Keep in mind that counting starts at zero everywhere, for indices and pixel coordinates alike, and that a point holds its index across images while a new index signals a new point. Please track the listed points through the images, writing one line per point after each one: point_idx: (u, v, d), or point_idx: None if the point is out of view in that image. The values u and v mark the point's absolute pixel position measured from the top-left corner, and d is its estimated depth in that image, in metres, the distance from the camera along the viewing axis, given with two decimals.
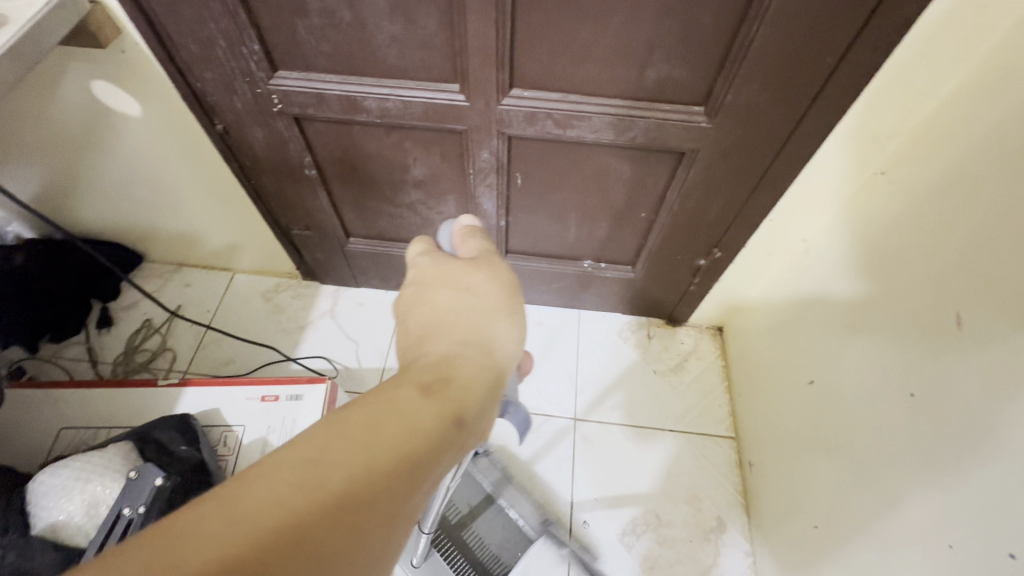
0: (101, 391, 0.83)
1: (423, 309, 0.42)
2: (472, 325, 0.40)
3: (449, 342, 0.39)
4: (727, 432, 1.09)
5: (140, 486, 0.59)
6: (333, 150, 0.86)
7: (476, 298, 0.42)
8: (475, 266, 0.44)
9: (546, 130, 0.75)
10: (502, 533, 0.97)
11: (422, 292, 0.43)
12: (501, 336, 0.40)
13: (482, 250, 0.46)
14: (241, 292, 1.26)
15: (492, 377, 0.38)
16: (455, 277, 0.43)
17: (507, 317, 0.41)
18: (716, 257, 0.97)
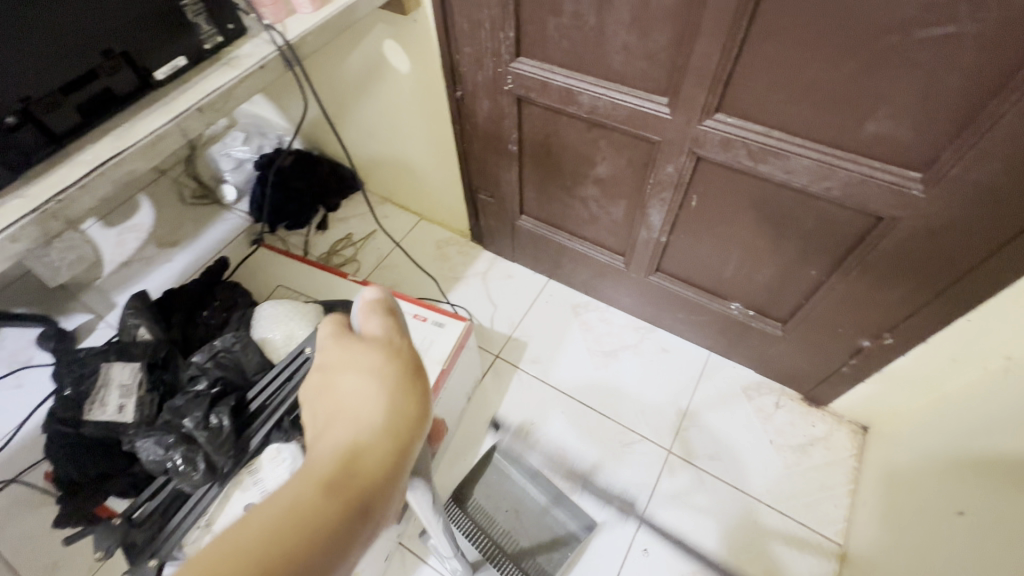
0: (307, 270, 1.07)
1: (325, 401, 0.36)
2: (379, 409, 0.34)
3: (351, 427, 0.34)
4: (835, 536, 0.97)
5: (322, 335, 0.76)
6: (537, 133, 0.98)
7: (380, 376, 0.36)
8: (377, 345, 0.38)
9: (738, 159, 0.77)
10: (545, 532, 0.98)
11: (330, 379, 0.37)
12: (412, 402, 0.35)
13: (392, 328, 0.39)
14: (420, 235, 1.48)
15: (402, 444, 0.34)
16: (363, 355, 0.37)
17: (413, 388, 0.36)
18: (886, 342, 0.88)
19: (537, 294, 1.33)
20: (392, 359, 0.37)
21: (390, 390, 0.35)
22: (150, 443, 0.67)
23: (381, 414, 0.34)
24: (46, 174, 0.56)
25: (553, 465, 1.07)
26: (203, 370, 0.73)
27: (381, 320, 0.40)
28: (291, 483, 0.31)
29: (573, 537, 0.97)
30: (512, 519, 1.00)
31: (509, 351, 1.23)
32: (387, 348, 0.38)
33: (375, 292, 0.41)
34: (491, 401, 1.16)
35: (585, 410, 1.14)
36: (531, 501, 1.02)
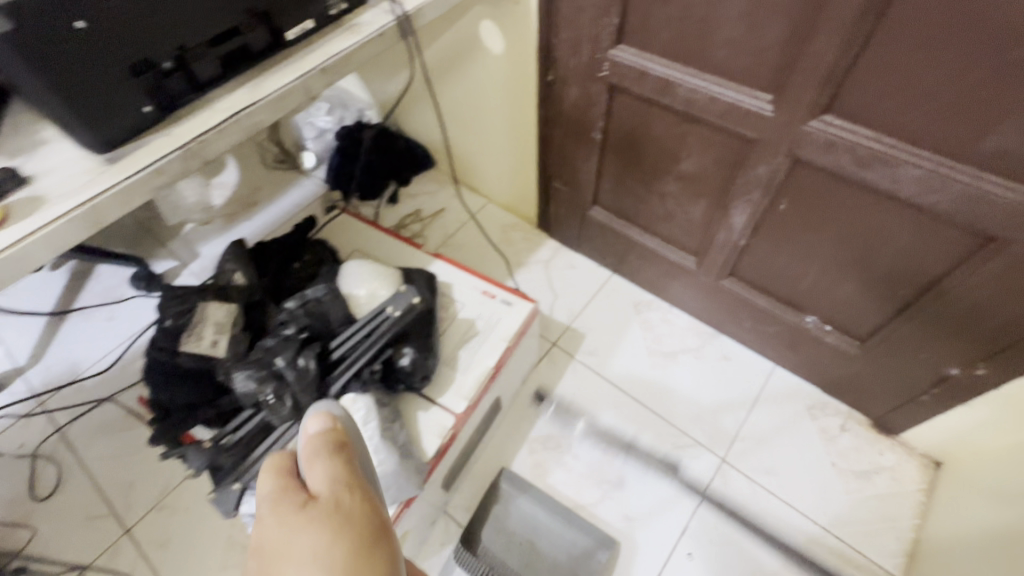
0: (380, 235, 1.09)
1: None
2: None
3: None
4: (893, 569, 0.93)
5: (402, 299, 0.80)
6: (624, 123, 0.98)
7: (332, 557, 0.35)
8: (322, 514, 0.38)
9: (840, 164, 0.74)
10: (571, 567, 0.93)
11: (273, 567, 0.36)
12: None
13: (340, 469, 0.41)
14: (487, 218, 1.50)
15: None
16: (310, 532, 0.37)
17: (370, 559, 0.36)
18: (977, 373, 0.83)
19: (599, 287, 1.33)
20: (342, 531, 0.37)
21: (342, 573, 0.35)
22: (243, 376, 0.71)
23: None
24: (188, 117, 0.61)
25: (602, 457, 1.07)
26: (292, 316, 0.76)
27: (334, 465, 0.41)
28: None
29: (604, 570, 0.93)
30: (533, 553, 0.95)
31: (567, 340, 1.24)
32: (335, 515, 0.38)
33: (322, 426, 0.44)
34: (545, 386, 1.17)
35: (639, 407, 1.13)
36: (551, 535, 0.96)
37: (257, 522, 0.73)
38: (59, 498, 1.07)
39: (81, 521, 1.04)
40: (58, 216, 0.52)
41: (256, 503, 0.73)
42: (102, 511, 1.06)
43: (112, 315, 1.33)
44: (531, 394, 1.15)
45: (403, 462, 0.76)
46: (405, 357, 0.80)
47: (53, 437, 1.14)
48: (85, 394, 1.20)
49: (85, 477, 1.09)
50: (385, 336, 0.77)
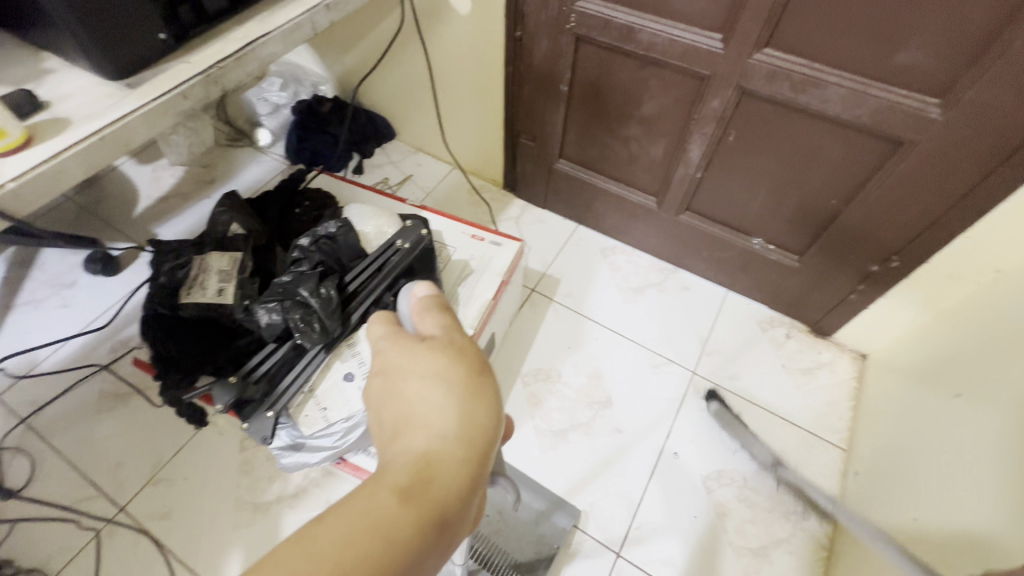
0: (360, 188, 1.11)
1: (396, 405, 0.36)
2: (452, 417, 0.34)
3: (423, 438, 0.33)
4: (840, 442, 1.11)
5: (410, 232, 0.84)
6: (590, 73, 1.08)
7: (448, 381, 0.35)
8: (440, 347, 0.37)
9: (780, 91, 0.88)
10: (534, 528, 0.97)
11: (394, 385, 0.36)
12: (481, 413, 0.35)
13: (449, 325, 0.39)
14: (453, 182, 1.55)
15: (476, 454, 0.33)
16: (424, 363, 0.36)
17: (481, 394, 0.35)
18: (892, 266, 1.00)
19: (567, 237, 1.42)
20: (458, 360, 0.36)
21: (458, 398, 0.35)
22: (267, 308, 0.73)
23: (449, 427, 0.34)
24: (202, 49, 0.63)
25: (590, 383, 1.17)
26: (305, 252, 0.79)
27: (441, 317, 0.39)
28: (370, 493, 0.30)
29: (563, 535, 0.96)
30: (497, 521, 0.97)
31: (544, 285, 1.32)
32: (448, 352, 0.37)
33: (426, 292, 0.41)
34: (530, 328, 1.25)
35: (617, 337, 1.24)
36: (515, 502, 0.99)
37: (289, 452, 0.77)
38: (37, 488, 1.01)
39: (68, 506, 0.99)
40: (92, 135, 0.53)
41: (287, 434, 0.75)
42: (90, 493, 1.01)
43: (66, 302, 1.25)
44: (518, 335, 1.23)
45: None
46: (418, 287, 0.82)
47: (18, 429, 1.07)
48: (48, 382, 1.13)
49: (63, 464, 1.04)
50: (399, 265, 0.81)
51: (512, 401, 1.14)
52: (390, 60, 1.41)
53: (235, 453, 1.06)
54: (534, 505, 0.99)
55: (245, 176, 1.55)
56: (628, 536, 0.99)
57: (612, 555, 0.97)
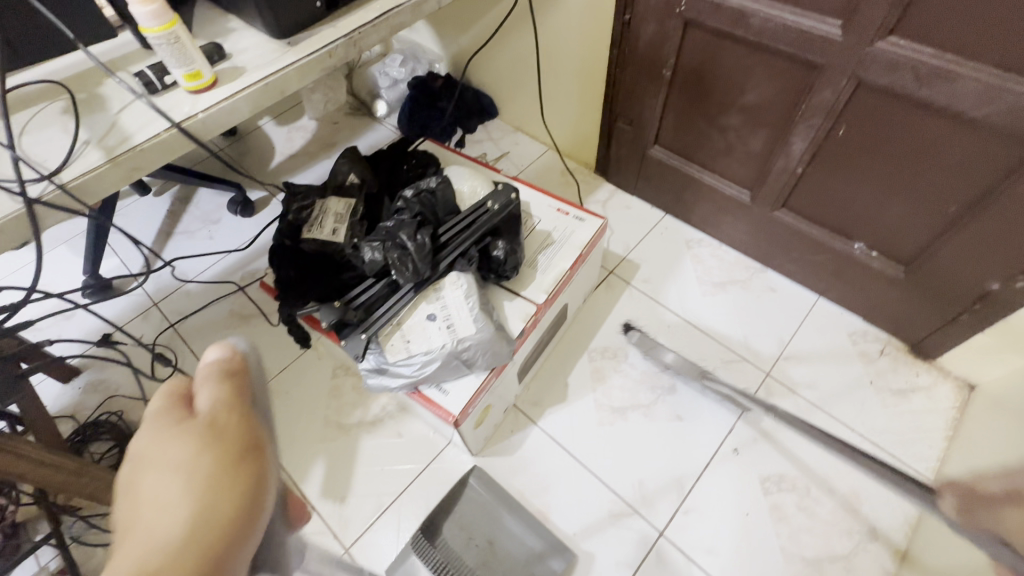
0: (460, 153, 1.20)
1: (133, 501, 0.30)
2: (181, 515, 0.29)
3: (146, 544, 0.28)
4: (925, 471, 1.02)
5: (502, 195, 0.93)
6: (694, 59, 1.07)
7: (192, 470, 0.31)
8: (196, 430, 0.32)
9: (901, 82, 0.83)
10: (523, 565, 0.96)
11: (137, 477, 0.31)
12: (225, 505, 0.30)
13: (227, 400, 0.34)
14: (548, 163, 1.61)
15: (216, 548, 0.29)
16: (169, 449, 0.31)
17: (237, 474, 0.31)
18: (1016, 286, 0.91)
19: (653, 225, 1.42)
20: (212, 444, 0.32)
21: (196, 494, 0.30)
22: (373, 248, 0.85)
23: (179, 527, 0.29)
24: (346, 16, 0.73)
25: (656, 367, 1.18)
26: (407, 204, 0.88)
27: (214, 391, 0.34)
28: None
29: None
30: (486, 552, 0.98)
31: (622, 269, 1.34)
32: (210, 434, 0.32)
33: (218, 354, 0.36)
34: (603, 308, 1.28)
35: (690, 328, 1.23)
36: (507, 535, 1.00)
37: (375, 374, 0.87)
38: None
39: None
40: (260, 80, 0.65)
41: (376, 360, 0.86)
42: None
43: (212, 235, 1.49)
44: (590, 312, 1.27)
45: (496, 334, 0.87)
46: (502, 248, 0.90)
47: (168, 331, 1.30)
48: (192, 298, 1.36)
49: (198, 366, 1.25)
50: (489, 224, 0.90)
51: (576, 372, 1.18)
52: (500, 42, 1.49)
53: (328, 379, 1.21)
54: (525, 540, 0.99)
55: (361, 143, 1.72)
56: (673, 520, 1.00)
57: (655, 534, 0.99)
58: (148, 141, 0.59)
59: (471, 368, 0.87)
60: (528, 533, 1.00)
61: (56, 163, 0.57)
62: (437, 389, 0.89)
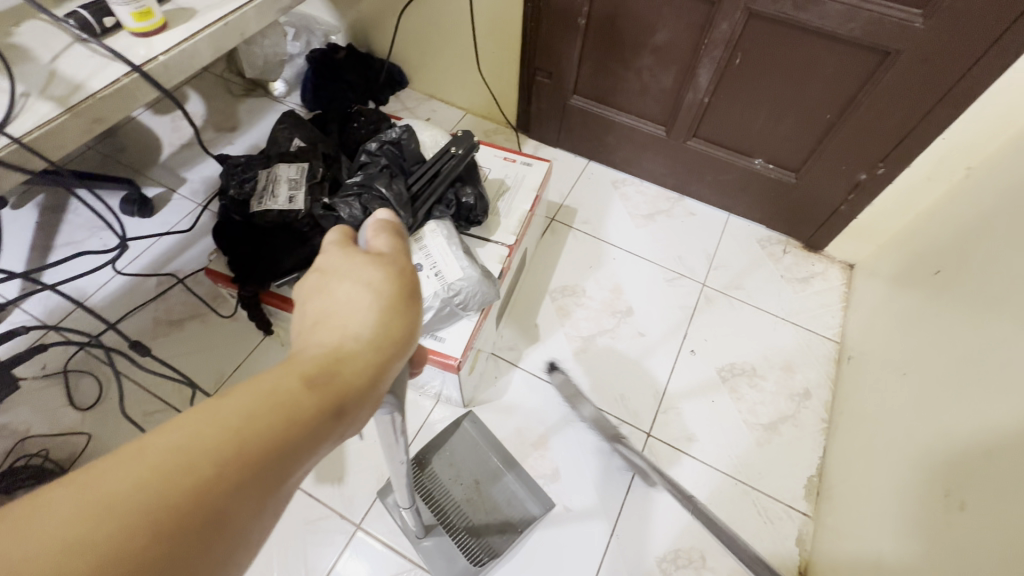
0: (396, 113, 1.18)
1: (317, 298, 0.35)
2: (367, 321, 0.34)
3: (335, 334, 0.33)
4: (833, 336, 1.25)
5: (463, 141, 0.94)
6: (605, 5, 1.16)
7: (376, 292, 0.35)
8: (382, 263, 0.37)
9: (784, 10, 0.99)
10: (507, 505, 0.97)
11: (325, 283, 0.36)
12: (397, 326, 0.35)
13: (401, 250, 0.39)
14: (469, 126, 1.62)
15: (384, 363, 0.33)
16: (356, 268, 0.36)
17: (406, 309, 0.35)
18: (878, 172, 1.14)
19: (580, 172, 1.52)
20: (389, 279, 0.36)
21: (380, 308, 0.34)
22: (351, 203, 0.84)
23: (367, 328, 0.34)
24: None
25: (612, 295, 1.29)
26: (374, 155, 0.88)
27: (390, 239, 0.39)
28: (275, 369, 0.30)
29: (531, 517, 0.96)
30: (472, 491, 0.98)
31: (563, 215, 1.42)
32: (392, 268, 0.37)
33: (387, 216, 0.40)
34: (554, 251, 1.35)
35: (633, 257, 1.36)
36: (495, 477, 1.00)
37: None
38: (107, 406, 1.07)
39: (139, 418, 1.06)
40: (218, 20, 0.60)
41: None
42: (159, 407, 1.08)
43: (105, 243, 1.29)
44: (542, 257, 1.34)
45: (483, 275, 0.88)
46: (473, 191, 0.93)
47: (78, 355, 1.12)
48: (99, 314, 1.18)
49: (129, 385, 1.10)
50: (457, 169, 0.92)
51: (543, 312, 1.25)
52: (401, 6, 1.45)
53: None
54: (511, 484, 0.99)
55: (263, 125, 1.58)
56: (655, 420, 1.12)
57: (644, 435, 1.10)
58: (108, 88, 0.52)
59: (464, 312, 0.89)
60: (516, 480, 1.00)
61: None
62: (433, 338, 0.90)
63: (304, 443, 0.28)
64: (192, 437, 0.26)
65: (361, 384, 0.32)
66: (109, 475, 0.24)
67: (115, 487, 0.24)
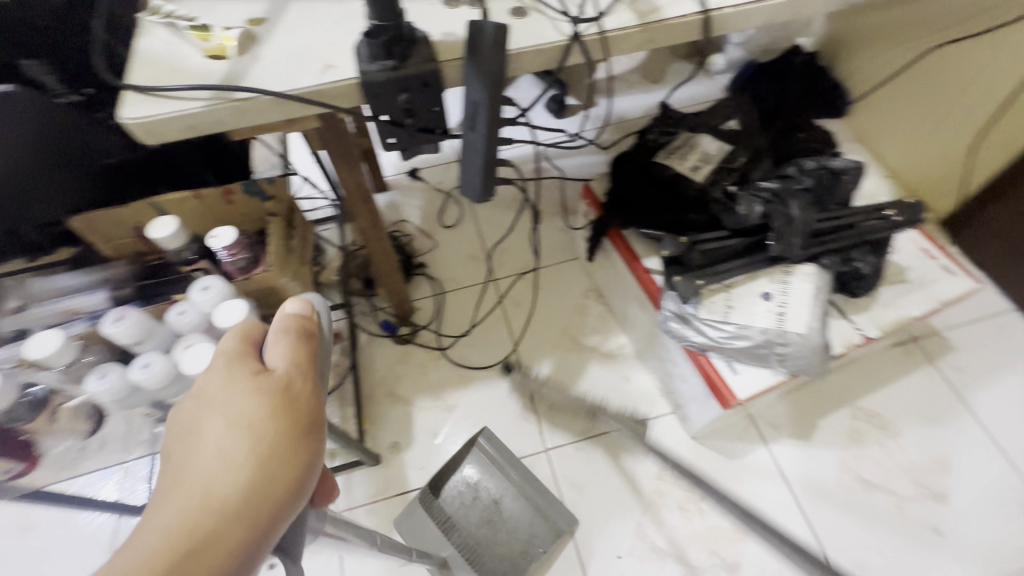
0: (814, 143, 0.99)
1: (182, 442, 0.33)
2: (239, 483, 0.31)
3: (196, 506, 0.30)
4: None
5: (909, 211, 0.82)
6: None
7: (253, 434, 0.33)
8: (269, 386, 0.34)
9: None
10: (526, 539, 0.91)
11: (191, 425, 0.33)
12: (282, 476, 0.32)
13: (303, 357, 0.37)
14: None
15: (257, 534, 0.31)
16: (234, 400, 0.34)
17: (292, 459, 0.33)
18: None
19: (991, 314, 1.16)
20: (280, 410, 0.34)
21: (259, 459, 0.32)
22: (751, 200, 0.81)
23: (238, 491, 0.31)
24: None
25: (930, 465, 1.00)
26: (803, 172, 0.83)
27: (297, 336, 0.37)
28: None
29: (547, 547, 0.91)
30: (491, 513, 0.93)
31: (931, 344, 1.13)
32: (280, 393, 0.34)
33: (293, 313, 0.38)
34: (891, 372, 1.10)
35: (992, 448, 1.02)
36: (515, 503, 0.94)
37: (676, 321, 0.84)
38: (453, 234, 1.35)
39: (465, 256, 1.31)
40: None
41: (686, 308, 0.83)
42: (480, 258, 1.31)
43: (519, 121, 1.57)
44: (869, 368, 1.10)
45: (824, 346, 0.79)
46: (877, 263, 0.81)
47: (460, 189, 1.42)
48: None
49: (473, 228, 1.35)
50: (878, 233, 0.81)
51: (831, 420, 1.05)
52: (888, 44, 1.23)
53: (579, 296, 1.24)
54: (531, 516, 0.93)
55: (682, 94, 1.59)
56: None
57: None
58: (677, 19, 0.59)
59: (776, 364, 0.81)
60: (535, 514, 0.93)
61: (595, 10, 0.60)
62: (726, 365, 0.84)
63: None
64: None
65: (232, 564, 0.30)
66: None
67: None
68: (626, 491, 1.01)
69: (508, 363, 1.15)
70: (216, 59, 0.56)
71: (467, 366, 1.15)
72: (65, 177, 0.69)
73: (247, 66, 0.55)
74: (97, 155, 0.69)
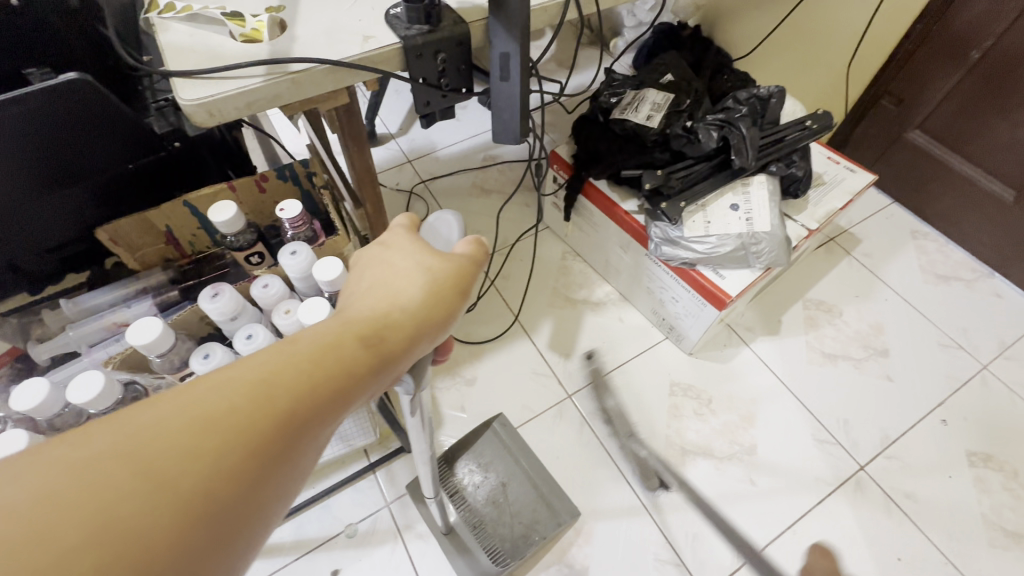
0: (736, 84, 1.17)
1: (373, 268, 0.41)
2: (418, 295, 0.39)
3: (386, 302, 0.38)
4: None
5: (822, 119, 1.02)
6: (1013, 46, 1.08)
7: (432, 273, 0.40)
8: (450, 258, 0.41)
9: None
10: (528, 523, 0.94)
11: (387, 257, 0.42)
12: (447, 304, 0.39)
13: (476, 254, 0.42)
14: None
15: (422, 337, 0.38)
16: (416, 254, 0.41)
17: (451, 298, 0.40)
18: None
19: (879, 209, 1.44)
20: (452, 269, 0.41)
21: (434, 287, 0.39)
22: (708, 131, 0.97)
23: (415, 299, 0.38)
24: None
25: (870, 330, 1.23)
26: (738, 103, 1.01)
27: (476, 251, 0.43)
28: (315, 337, 0.34)
29: (544, 535, 0.93)
30: (497, 493, 0.97)
31: (844, 239, 1.38)
32: (454, 263, 0.41)
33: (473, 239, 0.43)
34: (823, 267, 1.33)
35: (909, 307, 1.27)
36: (521, 486, 0.98)
37: (666, 245, 0.98)
38: None
39: None
40: None
41: (672, 231, 0.97)
42: None
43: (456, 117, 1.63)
44: (806, 268, 1.32)
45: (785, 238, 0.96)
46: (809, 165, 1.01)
47: (421, 185, 1.47)
48: (440, 162, 1.52)
49: None
50: (804, 141, 1.00)
51: (790, 314, 1.25)
52: None
53: (558, 259, 1.34)
54: (534, 500, 0.97)
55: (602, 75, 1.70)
56: (874, 460, 1.07)
57: (855, 466, 1.06)
58: None
59: (754, 262, 0.96)
60: (537, 503, 0.97)
61: None
62: (713, 273, 0.98)
63: (339, 398, 0.33)
64: (242, 385, 0.30)
65: (397, 356, 0.36)
66: (179, 396, 0.29)
67: (191, 402, 0.29)
68: (647, 413, 1.11)
69: (511, 330, 1.22)
70: (253, 42, 0.59)
71: (476, 341, 1.20)
72: (81, 187, 0.69)
73: (287, 45, 0.59)
74: (95, 171, 0.68)
